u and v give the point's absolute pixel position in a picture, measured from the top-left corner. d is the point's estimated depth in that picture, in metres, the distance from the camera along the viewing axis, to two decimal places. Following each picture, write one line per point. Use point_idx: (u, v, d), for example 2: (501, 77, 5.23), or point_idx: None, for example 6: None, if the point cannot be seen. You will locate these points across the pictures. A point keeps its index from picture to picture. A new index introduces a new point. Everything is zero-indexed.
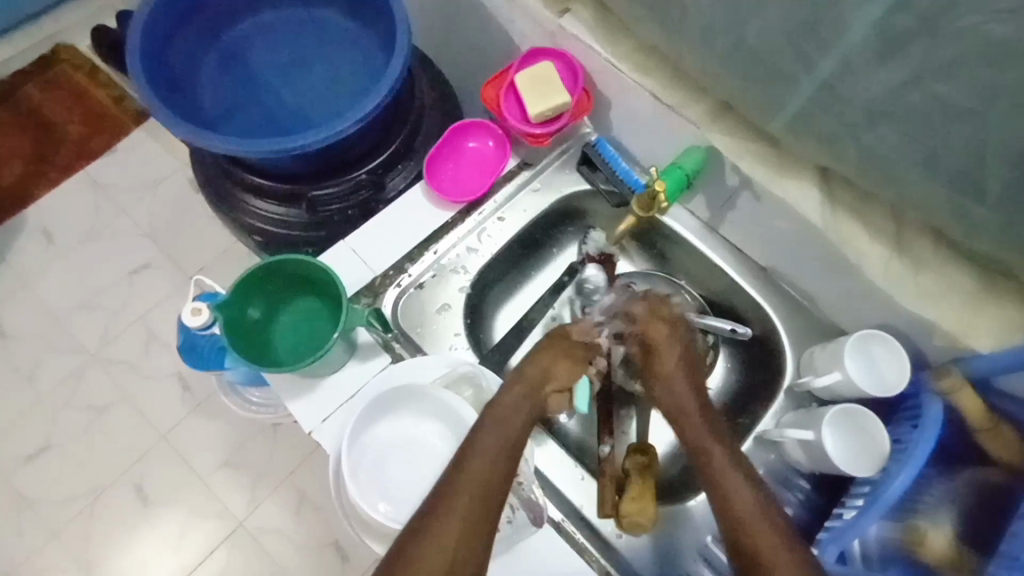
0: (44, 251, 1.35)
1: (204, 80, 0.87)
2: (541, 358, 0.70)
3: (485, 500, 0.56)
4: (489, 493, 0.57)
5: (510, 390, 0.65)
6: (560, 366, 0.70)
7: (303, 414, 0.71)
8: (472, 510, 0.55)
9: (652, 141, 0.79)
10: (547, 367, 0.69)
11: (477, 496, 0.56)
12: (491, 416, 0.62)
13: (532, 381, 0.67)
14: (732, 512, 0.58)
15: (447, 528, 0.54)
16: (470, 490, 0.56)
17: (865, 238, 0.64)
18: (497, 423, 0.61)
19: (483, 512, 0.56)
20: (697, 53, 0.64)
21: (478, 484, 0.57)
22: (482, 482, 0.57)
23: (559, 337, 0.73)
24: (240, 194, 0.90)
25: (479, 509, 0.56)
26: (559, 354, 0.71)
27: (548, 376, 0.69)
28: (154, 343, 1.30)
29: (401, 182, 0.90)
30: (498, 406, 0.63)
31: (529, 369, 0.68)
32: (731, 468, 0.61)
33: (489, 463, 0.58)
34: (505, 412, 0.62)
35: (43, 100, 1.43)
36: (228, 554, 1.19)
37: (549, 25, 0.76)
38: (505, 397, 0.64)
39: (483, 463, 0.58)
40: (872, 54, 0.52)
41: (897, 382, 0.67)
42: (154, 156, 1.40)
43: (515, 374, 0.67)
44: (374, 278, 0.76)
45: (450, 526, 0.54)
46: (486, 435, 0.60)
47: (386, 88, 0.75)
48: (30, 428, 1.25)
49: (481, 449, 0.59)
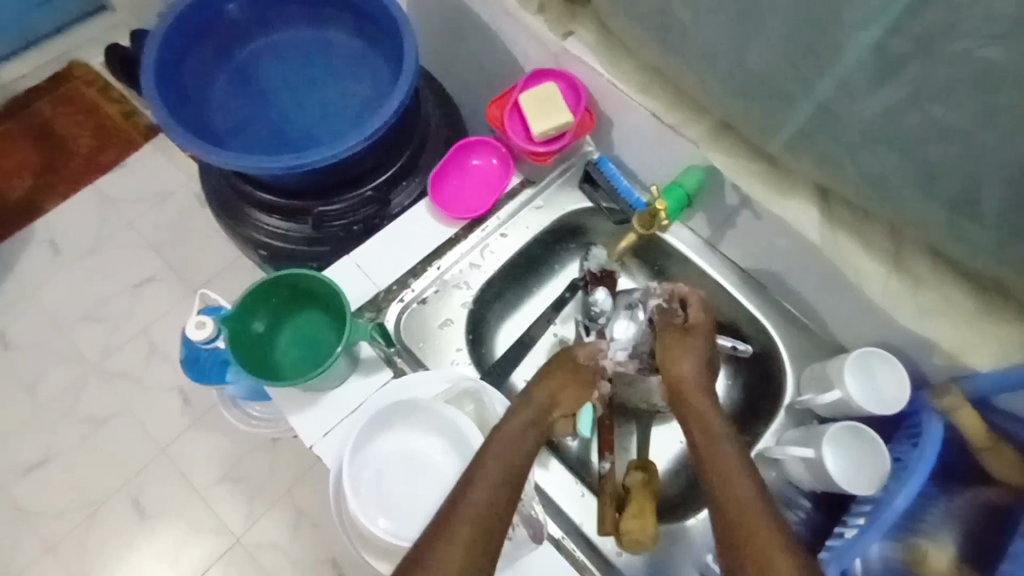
0: (51, 263, 1.36)
1: (215, 97, 0.89)
2: (550, 382, 0.69)
3: (487, 530, 0.55)
4: (491, 523, 0.56)
5: (518, 414, 0.65)
6: (567, 391, 0.70)
7: (305, 427, 0.71)
8: (473, 538, 0.54)
9: (653, 161, 0.80)
10: (555, 391, 0.69)
11: (480, 524, 0.55)
12: (497, 440, 0.62)
13: (539, 406, 0.67)
14: (741, 518, 0.56)
15: (448, 556, 0.53)
16: (473, 517, 0.55)
17: (863, 257, 0.65)
18: (503, 451, 0.61)
19: (484, 541, 0.55)
20: (698, 75, 0.65)
21: (481, 513, 0.56)
22: (483, 508, 0.56)
23: (567, 361, 0.72)
24: (247, 208, 0.91)
25: (480, 537, 0.55)
26: (570, 376, 0.71)
27: (556, 400, 0.69)
28: (156, 356, 1.30)
29: (406, 199, 0.92)
30: (502, 430, 0.63)
31: (537, 394, 0.68)
32: (742, 473, 0.60)
33: (494, 491, 0.57)
34: (513, 439, 0.62)
35: (55, 115, 1.45)
36: (224, 570, 1.18)
37: (553, 46, 0.78)
38: (512, 422, 0.64)
39: (486, 491, 0.57)
40: (869, 77, 0.53)
41: (896, 401, 0.67)
42: (163, 170, 1.42)
43: (522, 399, 0.67)
44: (378, 293, 0.77)
45: (451, 555, 0.53)
46: (490, 464, 0.59)
47: (393, 106, 0.77)
48: (30, 440, 1.25)
49: (484, 477, 0.58)
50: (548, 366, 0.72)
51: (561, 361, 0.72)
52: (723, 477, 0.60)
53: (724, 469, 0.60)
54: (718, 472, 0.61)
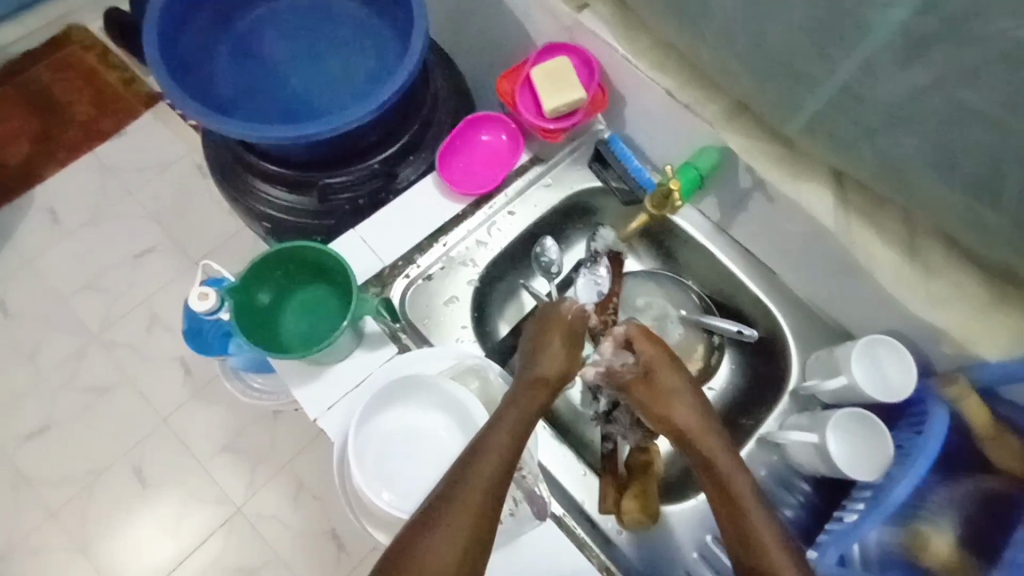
0: (50, 231, 1.35)
1: (217, 65, 0.87)
2: (550, 351, 0.69)
3: (495, 499, 0.56)
4: (497, 491, 0.56)
5: (529, 391, 0.65)
6: (572, 354, 0.70)
7: (309, 400, 0.71)
8: (484, 505, 0.55)
9: (665, 139, 0.79)
10: (564, 366, 0.68)
11: (491, 493, 0.56)
12: (507, 415, 0.61)
13: (552, 382, 0.67)
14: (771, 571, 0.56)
15: (460, 519, 0.54)
16: (485, 484, 0.56)
17: (877, 243, 0.64)
18: (518, 420, 0.61)
19: (491, 512, 0.55)
20: (717, 52, 0.63)
21: (490, 484, 0.56)
22: (495, 475, 0.57)
23: (559, 327, 0.71)
24: (250, 179, 0.90)
25: (488, 503, 0.55)
26: (565, 347, 0.70)
27: (565, 374, 0.68)
28: (158, 327, 1.30)
29: (413, 173, 0.90)
30: (512, 408, 0.62)
31: (544, 373, 0.67)
32: (765, 520, 0.58)
33: (505, 460, 0.58)
34: (524, 411, 0.62)
35: (54, 80, 1.43)
36: (224, 539, 1.20)
37: (566, 19, 0.76)
38: (518, 399, 0.63)
39: (498, 459, 0.58)
40: (894, 56, 0.52)
41: (902, 387, 0.67)
42: (164, 140, 1.40)
43: (527, 382, 0.66)
44: (383, 268, 0.76)
45: (461, 518, 0.54)
46: (504, 429, 0.60)
47: (402, 77, 0.75)
48: (31, 409, 1.25)
49: (497, 443, 0.59)
50: (536, 343, 0.70)
51: (563, 338, 0.70)
52: (752, 544, 0.57)
53: (746, 526, 0.58)
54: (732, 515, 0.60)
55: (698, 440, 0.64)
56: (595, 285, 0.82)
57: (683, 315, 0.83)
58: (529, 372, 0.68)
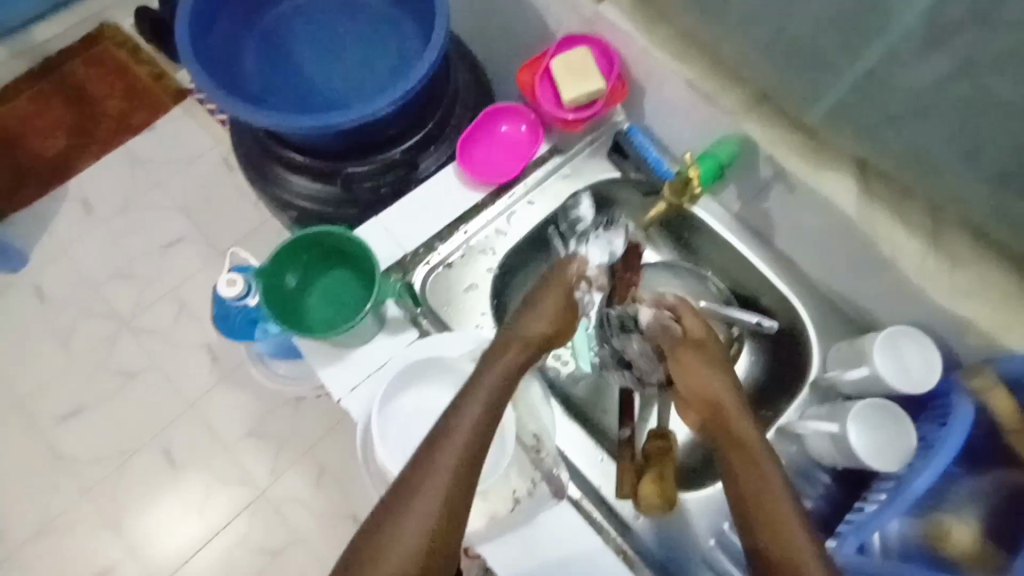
0: (83, 222, 1.40)
1: (246, 58, 0.89)
2: (547, 304, 0.67)
3: (464, 491, 0.53)
4: (474, 455, 0.54)
5: (512, 351, 0.62)
6: (567, 305, 0.68)
7: (332, 383, 0.72)
8: (459, 472, 0.53)
9: (685, 131, 0.79)
10: (556, 317, 0.66)
11: (467, 456, 0.54)
12: (488, 373, 0.60)
13: (541, 334, 0.65)
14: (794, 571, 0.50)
15: (426, 507, 0.52)
16: (461, 447, 0.54)
17: (900, 234, 0.64)
18: (494, 383, 0.59)
19: (469, 476, 0.54)
20: (737, 42, 0.63)
21: (468, 444, 0.54)
22: (471, 443, 0.55)
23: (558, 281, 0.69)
24: (277, 168, 0.91)
25: (465, 467, 0.54)
26: (562, 302, 0.68)
27: (558, 330, 0.66)
28: (185, 315, 1.34)
29: (434, 164, 0.91)
30: (497, 362, 0.61)
31: (532, 327, 0.65)
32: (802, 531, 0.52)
33: (484, 423, 0.56)
34: (505, 372, 0.60)
35: (86, 76, 1.47)
36: (249, 521, 1.23)
37: (587, 11, 0.76)
38: (489, 368, 0.61)
39: (474, 424, 0.56)
40: (918, 43, 0.51)
41: (924, 380, 0.66)
42: (192, 134, 1.44)
43: (512, 335, 0.65)
44: (405, 255, 0.77)
45: (427, 505, 0.52)
46: (479, 395, 0.58)
47: (424, 68, 0.77)
48: (64, 392, 1.30)
49: (471, 408, 0.57)
50: (536, 293, 0.69)
51: (562, 296, 0.68)
52: (767, 515, 0.53)
53: (774, 514, 0.53)
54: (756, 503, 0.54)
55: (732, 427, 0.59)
56: (607, 248, 0.74)
57: (704, 305, 0.80)
58: (518, 323, 0.66)
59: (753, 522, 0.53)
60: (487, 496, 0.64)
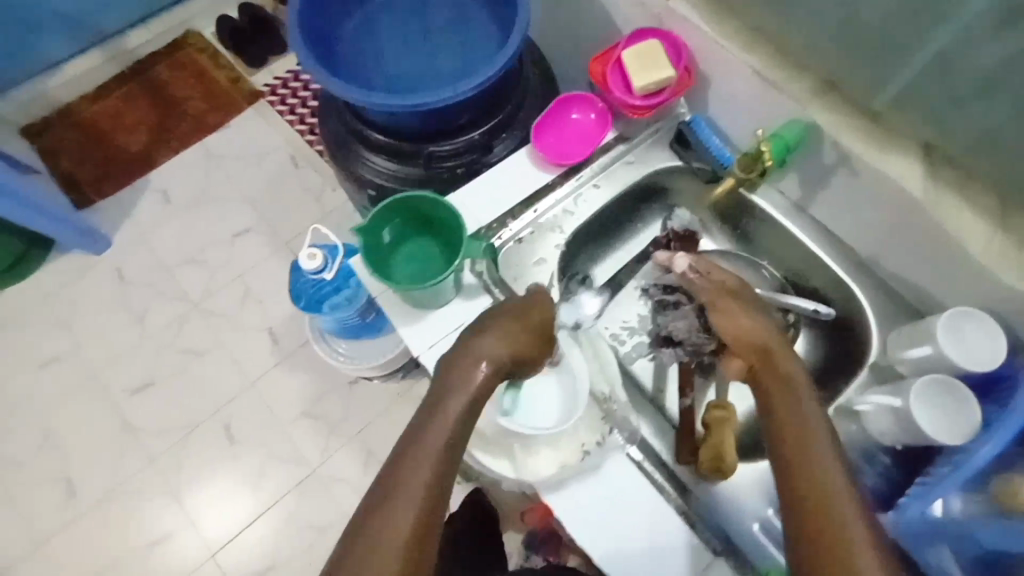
0: (162, 210, 1.51)
1: (340, 44, 0.97)
2: (506, 326, 0.65)
3: (446, 478, 0.57)
4: (454, 445, 0.58)
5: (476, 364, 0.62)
6: (524, 332, 0.65)
7: (412, 339, 0.78)
8: (442, 459, 0.57)
9: (748, 121, 0.83)
10: (511, 337, 0.64)
11: (447, 446, 0.58)
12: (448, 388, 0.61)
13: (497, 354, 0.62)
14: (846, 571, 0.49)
15: (412, 492, 0.55)
16: (441, 438, 0.58)
17: (965, 215, 0.66)
18: (461, 391, 0.61)
19: (449, 463, 0.58)
20: (808, 29, 0.67)
21: (450, 435, 0.59)
22: (451, 434, 0.59)
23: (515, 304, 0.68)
24: (360, 148, 0.99)
25: (447, 454, 0.58)
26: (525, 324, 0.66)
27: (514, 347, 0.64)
28: (250, 299, 1.43)
29: (504, 150, 0.98)
30: (455, 381, 0.61)
31: (490, 348, 0.63)
32: (859, 526, 0.52)
33: (461, 421, 0.59)
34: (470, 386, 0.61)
35: (171, 78, 1.61)
36: (300, 497, 1.29)
37: (657, 7, 0.82)
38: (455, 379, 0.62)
39: (452, 420, 0.59)
40: (990, 24, 0.54)
41: (989, 359, 0.67)
42: (264, 132, 1.55)
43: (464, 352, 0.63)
44: (479, 229, 0.83)
45: (394, 536, 0.53)
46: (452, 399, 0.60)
47: (507, 55, 0.83)
48: (136, 366, 1.40)
49: (449, 406, 0.60)
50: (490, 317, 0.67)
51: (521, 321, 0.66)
52: (824, 513, 0.52)
53: (838, 515, 0.52)
54: (813, 499, 0.53)
55: (794, 436, 0.57)
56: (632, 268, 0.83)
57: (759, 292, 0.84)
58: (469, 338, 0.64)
59: (795, 514, 0.54)
60: (559, 446, 0.70)
